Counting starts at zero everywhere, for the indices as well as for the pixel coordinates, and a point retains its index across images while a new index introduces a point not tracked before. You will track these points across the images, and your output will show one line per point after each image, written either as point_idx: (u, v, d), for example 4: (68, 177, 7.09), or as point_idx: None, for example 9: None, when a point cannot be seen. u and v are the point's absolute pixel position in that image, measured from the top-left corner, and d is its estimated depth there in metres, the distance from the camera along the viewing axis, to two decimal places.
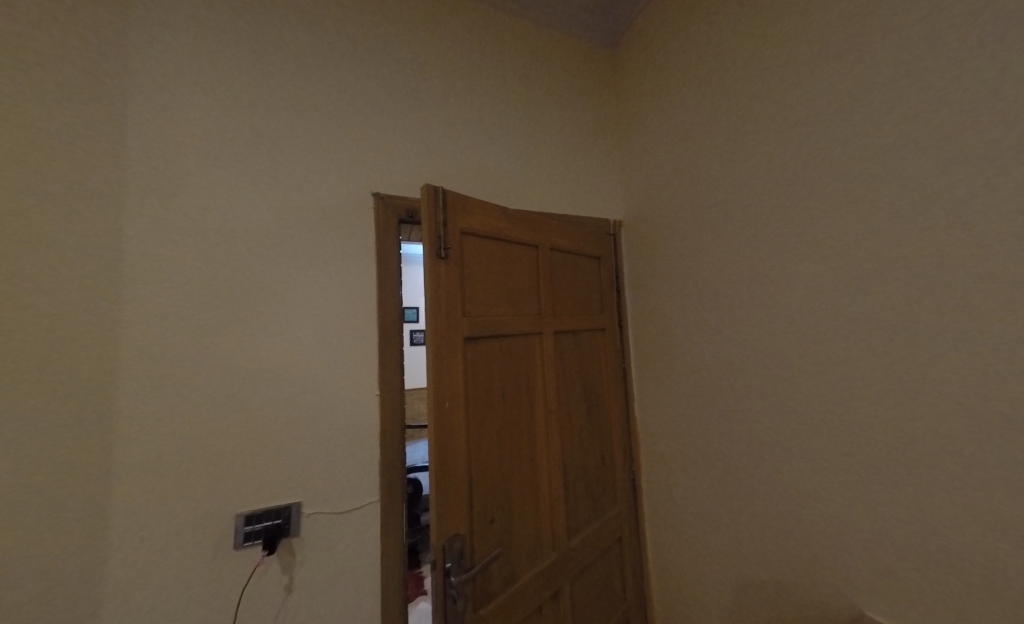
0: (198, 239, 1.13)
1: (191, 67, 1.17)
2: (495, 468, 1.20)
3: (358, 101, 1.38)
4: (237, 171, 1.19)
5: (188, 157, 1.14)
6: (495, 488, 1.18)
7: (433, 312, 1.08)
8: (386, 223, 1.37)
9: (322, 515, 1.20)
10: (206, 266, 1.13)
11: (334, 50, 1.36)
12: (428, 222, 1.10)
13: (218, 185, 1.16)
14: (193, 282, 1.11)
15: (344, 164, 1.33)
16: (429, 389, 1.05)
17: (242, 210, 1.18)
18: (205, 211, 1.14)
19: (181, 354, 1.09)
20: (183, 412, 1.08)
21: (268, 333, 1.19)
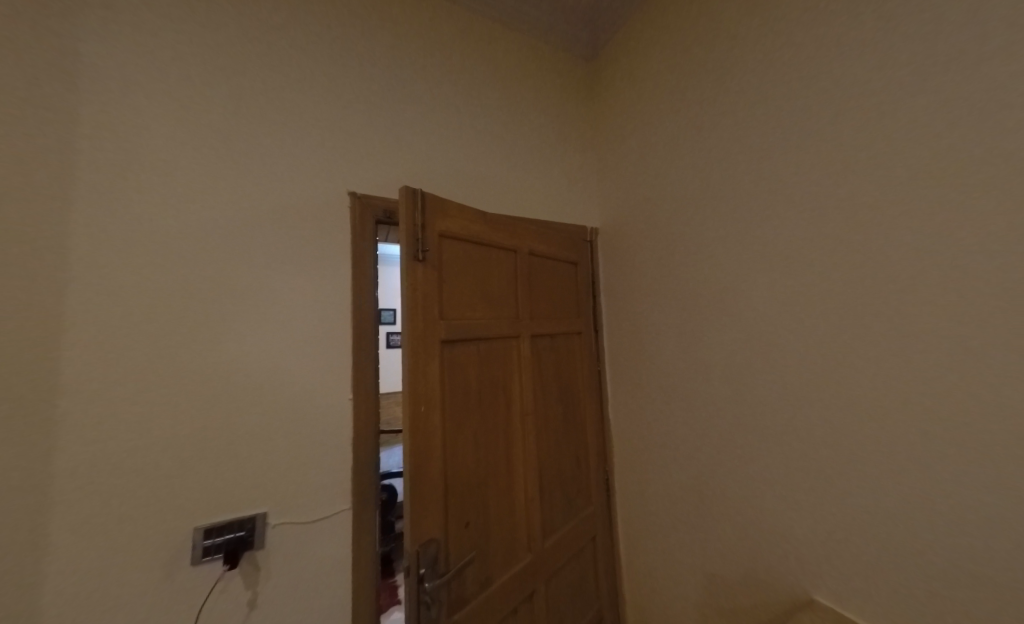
0: (160, 234, 1.07)
1: (154, 51, 1.10)
2: (472, 471, 1.20)
3: (336, 97, 1.35)
4: (205, 164, 1.13)
5: (149, 147, 1.07)
6: (471, 491, 1.18)
7: (410, 314, 1.06)
8: (363, 223, 1.34)
9: (290, 525, 1.15)
10: (166, 262, 1.07)
11: (312, 44, 1.33)
12: (407, 223, 1.09)
13: (184, 178, 1.11)
14: (153, 280, 1.05)
15: (321, 161, 1.30)
16: (406, 392, 1.03)
17: (210, 205, 1.13)
18: (168, 205, 1.08)
19: (136, 355, 1.02)
20: (137, 419, 1.00)
21: (234, 334, 1.13)
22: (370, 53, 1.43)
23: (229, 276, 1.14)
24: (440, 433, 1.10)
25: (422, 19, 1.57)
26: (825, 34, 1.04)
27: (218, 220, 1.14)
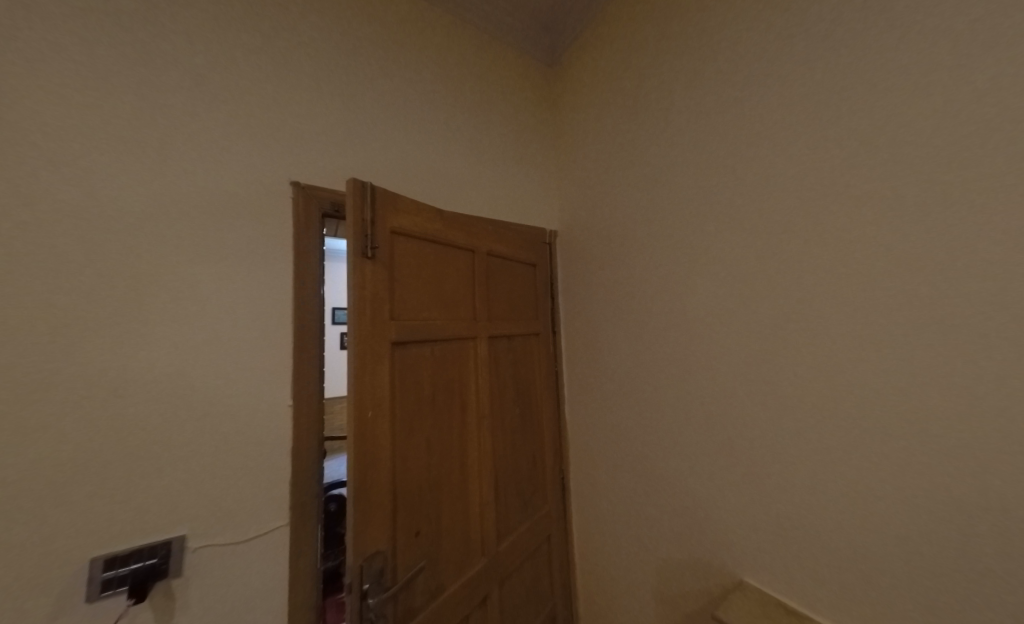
0: (57, 220, 0.93)
1: (56, 13, 0.98)
2: (423, 477, 1.16)
3: (278, 79, 1.25)
4: (117, 143, 1.01)
5: (47, 120, 0.94)
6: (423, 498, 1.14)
7: (357, 314, 1.01)
8: (307, 215, 1.25)
9: (215, 547, 1.04)
10: (63, 254, 0.93)
11: (252, 20, 1.23)
12: (355, 218, 1.03)
13: (90, 158, 0.98)
14: (46, 271, 0.92)
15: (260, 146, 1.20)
16: (350, 398, 0.98)
17: (123, 191, 1.01)
18: (71, 187, 0.95)
19: (23, 358, 0.88)
20: (19, 434, 0.86)
21: (150, 336, 1.01)
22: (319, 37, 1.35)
23: (145, 270, 1.02)
24: (389, 439, 1.06)
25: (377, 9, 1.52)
26: (755, 62, 1.15)
27: (133, 208, 1.02)
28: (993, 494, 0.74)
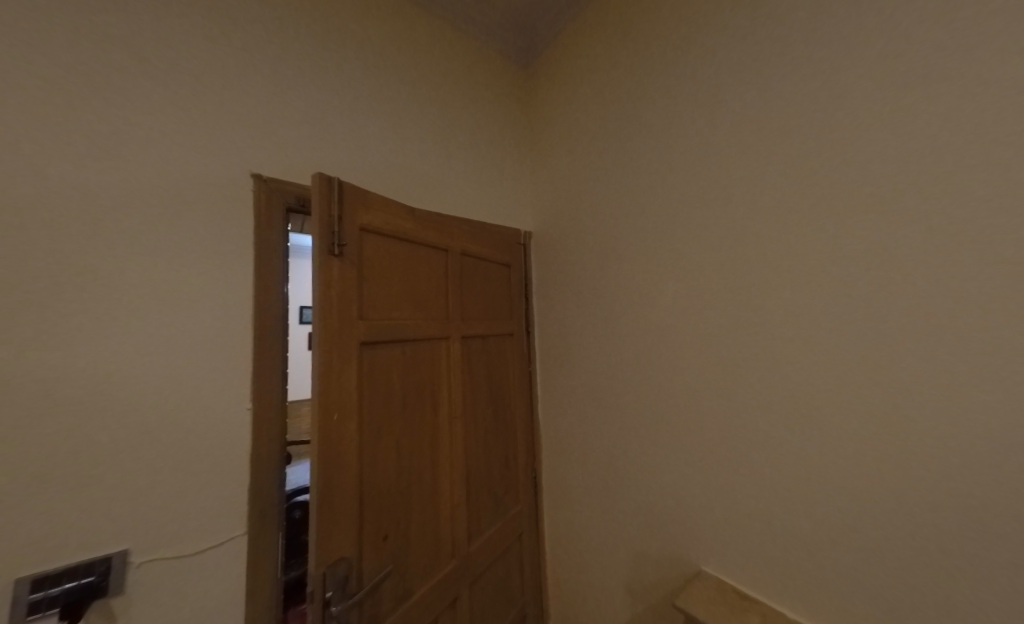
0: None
1: None
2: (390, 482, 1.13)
3: (243, 67, 1.19)
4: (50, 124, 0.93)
5: None
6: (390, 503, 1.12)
7: (321, 314, 0.97)
8: (270, 209, 1.20)
9: (163, 561, 0.97)
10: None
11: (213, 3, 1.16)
12: (321, 213, 1.00)
13: (18, 137, 0.89)
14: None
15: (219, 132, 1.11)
16: (314, 400, 0.94)
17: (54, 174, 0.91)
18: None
19: None
20: None
21: (88, 334, 0.93)
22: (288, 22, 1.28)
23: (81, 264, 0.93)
24: (356, 443, 1.02)
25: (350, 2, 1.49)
26: (716, 80, 1.23)
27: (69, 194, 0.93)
28: (917, 480, 0.83)
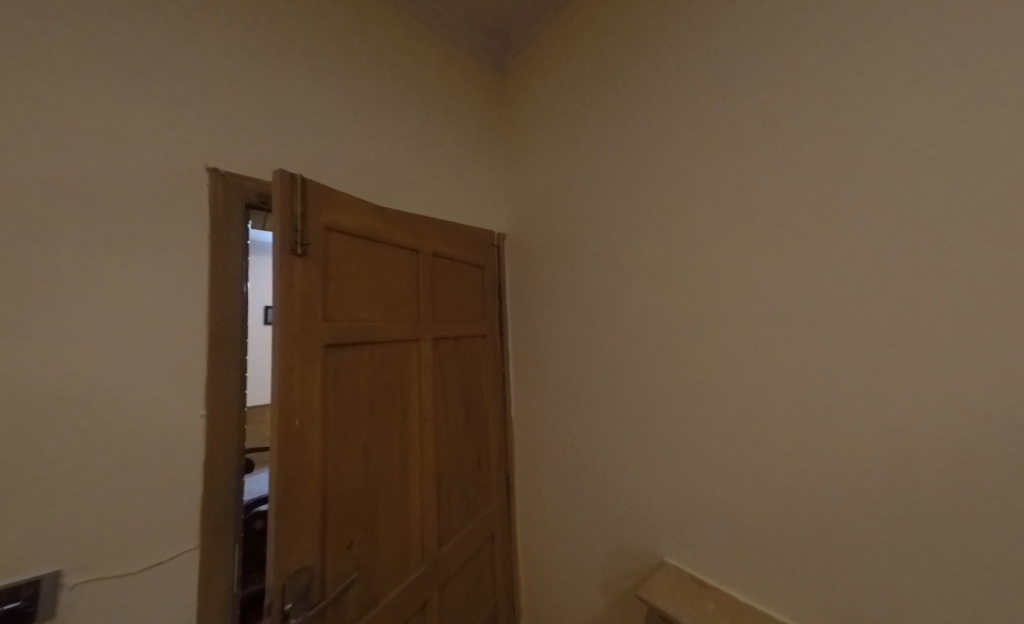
0: (72, 146, 0.61)
1: None
2: (522, 459, 1.15)
3: (473, 122, 1.22)
4: (243, 82, 0.76)
5: (136, 121, 0.65)
6: (535, 483, 1.11)
7: (412, 301, 0.90)
8: (506, 265, 1.25)
9: (102, 591, 0.59)
10: (179, 311, 0.68)
11: (446, 63, 1.18)
12: (458, 239, 1.07)
13: (219, 97, 0.73)
14: (28, 214, 0.57)
15: (402, 127, 1.03)
16: (460, 409, 1.01)
17: (214, 129, 0.72)
18: (156, 122, 0.67)
19: (123, 467, 0.62)
20: (120, 562, 0.61)
21: (220, 339, 0.70)
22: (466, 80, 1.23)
23: (191, 238, 0.69)
24: (417, 452, 0.86)
25: (512, 57, 1.29)
26: None
27: (207, 150, 0.71)
28: None
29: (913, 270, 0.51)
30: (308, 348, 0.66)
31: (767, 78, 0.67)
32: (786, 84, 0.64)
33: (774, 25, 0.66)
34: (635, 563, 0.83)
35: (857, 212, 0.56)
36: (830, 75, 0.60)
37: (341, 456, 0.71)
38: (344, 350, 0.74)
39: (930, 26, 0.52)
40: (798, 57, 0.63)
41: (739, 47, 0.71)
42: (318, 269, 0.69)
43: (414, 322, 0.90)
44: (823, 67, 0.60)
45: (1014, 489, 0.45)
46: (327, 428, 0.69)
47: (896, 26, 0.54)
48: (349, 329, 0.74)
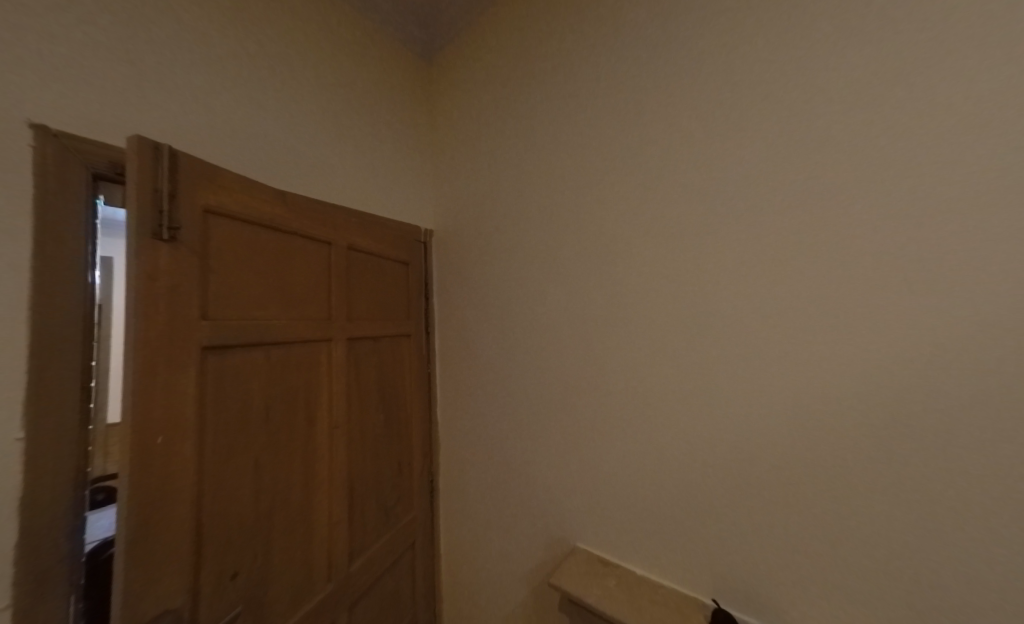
0: None
1: None
2: (448, 461, 1.12)
3: (397, 112, 1.16)
4: (90, 22, 0.62)
5: None
6: (459, 487, 1.08)
7: (321, 297, 0.82)
8: (430, 263, 1.21)
9: None
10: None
11: (368, 46, 1.09)
12: (378, 232, 1.00)
13: (51, 36, 0.59)
14: None
15: (308, 105, 0.92)
16: (377, 414, 0.95)
17: (42, 76, 0.58)
18: None
19: None
20: None
21: (49, 341, 0.56)
22: (388, 65, 1.15)
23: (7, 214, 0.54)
24: (325, 462, 0.79)
25: (439, 49, 1.25)
26: None
27: (33, 102, 0.57)
28: None
29: (772, 278, 0.61)
30: (179, 350, 0.56)
31: (667, 101, 0.74)
32: (682, 110, 0.72)
33: (674, 55, 0.73)
34: (551, 553, 0.86)
35: (733, 227, 0.65)
36: (715, 106, 0.68)
37: (226, 472, 0.61)
38: (232, 352, 0.64)
39: (787, 75, 0.61)
40: (692, 87, 0.71)
41: (645, 71, 0.77)
42: (194, 256, 0.59)
43: (324, 321, 0.82)
44: (711, 96, 0.68)
45: (846, 461, 0.55)
46: (207, 441, 0.59)
47: (765, 68, 0.63)
48: (239, 328, 0.65)
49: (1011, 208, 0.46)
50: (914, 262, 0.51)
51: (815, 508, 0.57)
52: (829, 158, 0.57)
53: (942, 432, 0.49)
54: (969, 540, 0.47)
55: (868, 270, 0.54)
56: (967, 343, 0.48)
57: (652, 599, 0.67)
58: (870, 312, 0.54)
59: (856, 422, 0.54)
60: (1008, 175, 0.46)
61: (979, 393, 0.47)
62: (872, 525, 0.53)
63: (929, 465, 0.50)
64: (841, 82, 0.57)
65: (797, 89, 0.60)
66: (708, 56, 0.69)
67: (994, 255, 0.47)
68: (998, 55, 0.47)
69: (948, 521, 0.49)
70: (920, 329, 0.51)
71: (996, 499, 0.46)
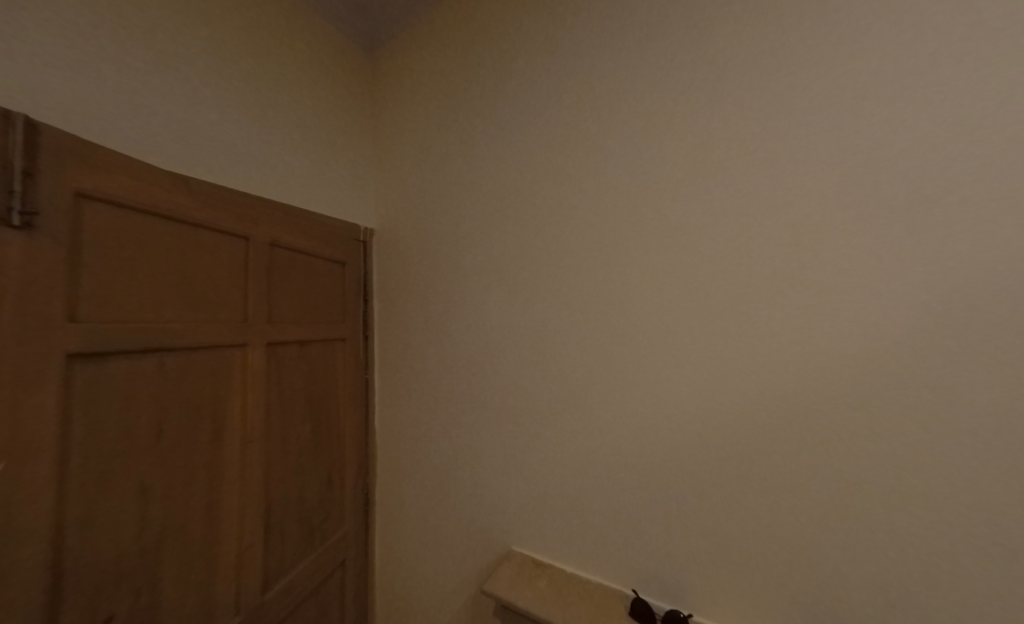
0: None
1: None
2: (385, 473, 1.06)
3: (336, 102, 1.08)
4: None
5: None
6: (397, 501, 1.03)
7: (234, 296, 0.74)
8: (369, 263, 1.14)
9: None
10: None
11: (306, 26, 1.00)
12: (309, 229, 0.93)
13: None
14: None
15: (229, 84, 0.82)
16: (304, 424, 0.87)
17: None
18: None
19: None
20: None
21: None
22: (329, 51, 1.07)
23: None
24: (235, 481, 0.71)
25: (388, 39, 1.18)
26: None
27: None
28: None
29: (691, 289, 0.66)
30: (32, 359, 0.47)
31: (610, 118, 0.76)
32: (622, 128, 0.75)
33: (619, 73, 0.76)
34: (488, 562, 0.85)
35: (660, 240, 0.70)
36: (650, 128, 0.72)
37: (99, 499, 0.53)
38: (110, 360, 0.55)
39: (715, 105, 0.66)
40: (633, 106, 0.74)
41: (591, 87, 0.79)
42: (60, 250, 0.50)
43: (238, 325, 0.74)
44: (651, 116, 0.72)
45: (751, 457, 0.60)
46: (72, 465, 0.51)
47: (699, 93, 0.67)
48: (121, 332, 0.56)
49: (888, 237, 0.53)
50: (807, 279, 0.57)
51: (724, 499, 0.62)
52: (744, 180, 0.63)
53: (834, 431, 0.55)
54: (849, 526, 0.54)
55: (770, 284, 0.60)
56: (847, 352, 0.55)
57: (579, 595, 0.69)
58: (771, 322, 0.60)
59: (764, 422, 0.60)
60: (887, 207, 0.53)
61: (855, 396, 0.54)
62: (772, 514, 0.59)
63: (820, 459, 0.56)
64: (758, 114, 0.62)
65: (723, 115, 0.65)
66: (650, 77, 0.72)
67: (872, 277, 0.54)
68: (886, 99, 0.54)
69: (830, 509, 0.55)
70: (812, 338, 0.57)
71: (875, 489, 0.53)
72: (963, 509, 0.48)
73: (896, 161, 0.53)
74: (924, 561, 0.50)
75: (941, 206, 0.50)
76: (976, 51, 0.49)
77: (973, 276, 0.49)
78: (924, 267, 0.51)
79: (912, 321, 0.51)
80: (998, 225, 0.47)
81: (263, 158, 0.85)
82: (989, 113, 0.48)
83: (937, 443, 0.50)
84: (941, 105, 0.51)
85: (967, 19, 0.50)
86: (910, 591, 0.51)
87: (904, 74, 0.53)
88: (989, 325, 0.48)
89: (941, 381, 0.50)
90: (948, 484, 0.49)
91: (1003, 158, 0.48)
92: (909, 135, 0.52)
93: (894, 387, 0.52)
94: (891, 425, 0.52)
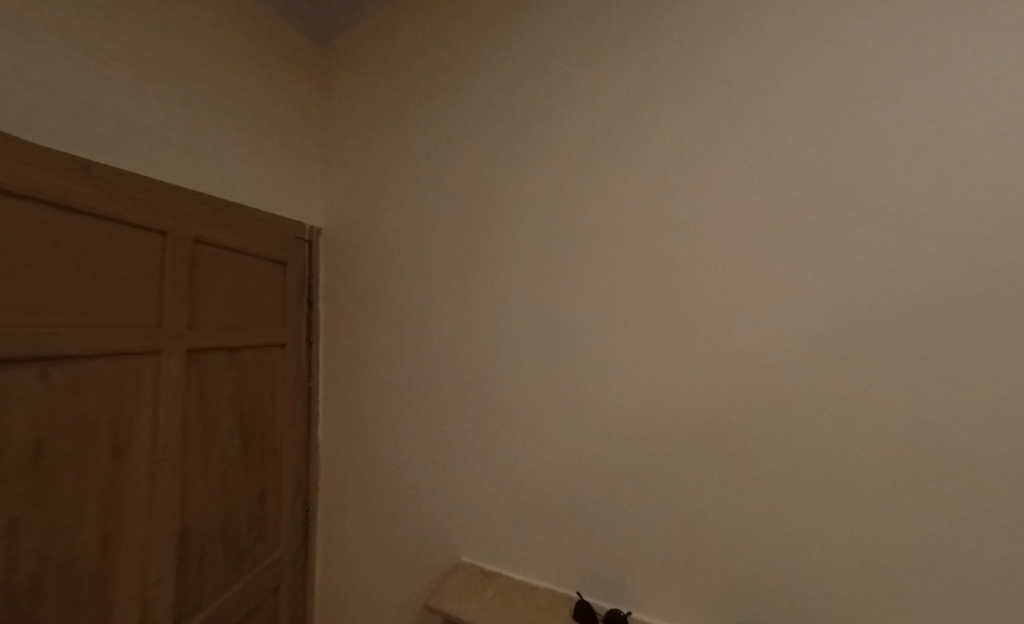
0: None
1: None
2: (328, 488, 0.99)
3: (280, 90, 1.00)
4: None
5: None
6: (341, 518, 0.96)
7: (146, 296, 0.65)
8: (314, 263, 1.07)
9: None
10: None
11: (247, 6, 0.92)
12: (243, 225, 0.85)
13: None
14: None
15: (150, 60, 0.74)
16: (231, 438, 0.79)
17: None
18: None
19: None
20: None
21: None
22: (274, 36, 1.00)
23: None
24: (139, 506, 0.62)
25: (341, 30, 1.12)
26: None
27: None
28: None
29: (637, 294, 0.69)
30: None
31: (563, 127, 0.78)
32: (575, 138, 0.76)
33: (574, 84, 0.77)
34: (436, 576, 0.82)
35: (607, 247, 0.72)
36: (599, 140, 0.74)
37: None
38: None
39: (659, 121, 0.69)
40: (586, 117, 0.76)
41: (545, 96, 0.80)
42: None
43: (150, 329, 0.65)
44: (602, 128, 0.74)
45: (690, 455, 0.63)
46: None
47: (646, 109, 0.70)
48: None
49: (804, 251, 0.58)
50: (738, 286, 0.62)
51: (665, 497, 0.65)
52: (683, 193, 0.66)
53: (762, 428, 0.59)
54: (773, 516, 0.58)
55: (706, 290, 0.64)
56: (772, 355, 0.59)
57: (525, 602, 0.68)
58: (707, 326, 0.63)
59: (702, 421, 0.63)
60: (804, 223, 0.58)
61: (779, 395, 0.59)
62: (706, 508, 0.62)
63: (750, 455, 0.60)
64: (697, 133, 0.66)
65: (667, 132, 0.68)
66: (602, 91, 0.75)
67: (792, 286, 0.59)
68: (806, 125, 0.59)
69: (757, 500, 0.59)
70: (743, 342, 0.61)
71: (797, 481, 0.57)
72: (870, 497, 0.53)
73: (812, 182, 0.58)
74: (834, 545, 0.55)
75: (847, 224, 0.56)
76: (879, 88, 0.55)
77: (877, 288, 0.54)
78: (836, 278, 0.56)
79: (826, 327, 0.57)
80: (896, 243, 0.53)
81: (191, 145, 0.77)
82: (885, 144, 0.55)
83: (847, 438, 0.55)
84: (850, 135, 0.56)
85: (884, 55, 0.55)
86: (821, 573, 0.55)
87: (823, 104, 0.58)
88: (885, 332, 0.54)
89: (852, 382, 0.55)
90: (855, 474, 0.54)
91: (908, 184, 0.53)
92: (827, 160, 0.58)
93: (814, 388, 0.57)
94: (810, 421, 0.57)
